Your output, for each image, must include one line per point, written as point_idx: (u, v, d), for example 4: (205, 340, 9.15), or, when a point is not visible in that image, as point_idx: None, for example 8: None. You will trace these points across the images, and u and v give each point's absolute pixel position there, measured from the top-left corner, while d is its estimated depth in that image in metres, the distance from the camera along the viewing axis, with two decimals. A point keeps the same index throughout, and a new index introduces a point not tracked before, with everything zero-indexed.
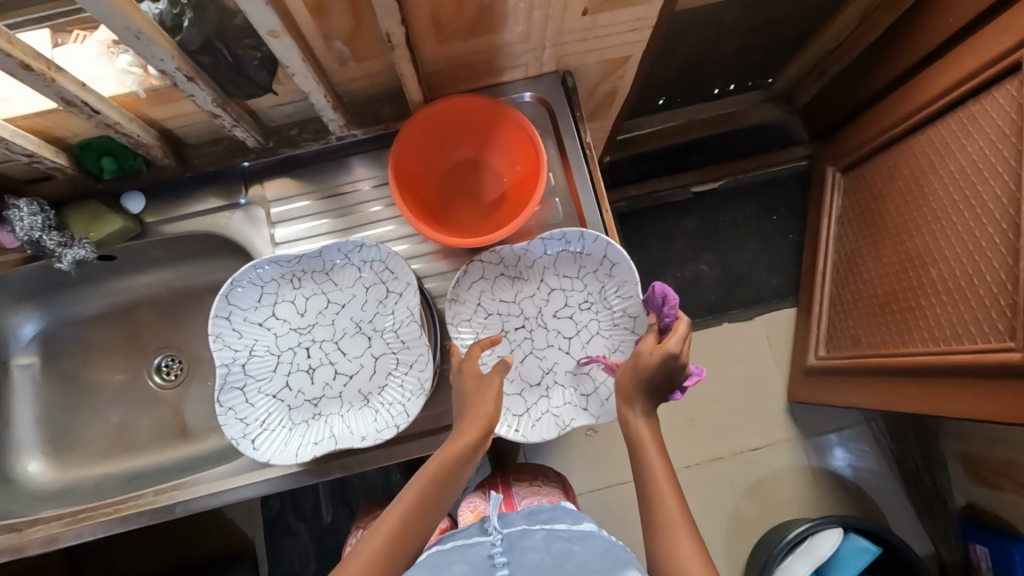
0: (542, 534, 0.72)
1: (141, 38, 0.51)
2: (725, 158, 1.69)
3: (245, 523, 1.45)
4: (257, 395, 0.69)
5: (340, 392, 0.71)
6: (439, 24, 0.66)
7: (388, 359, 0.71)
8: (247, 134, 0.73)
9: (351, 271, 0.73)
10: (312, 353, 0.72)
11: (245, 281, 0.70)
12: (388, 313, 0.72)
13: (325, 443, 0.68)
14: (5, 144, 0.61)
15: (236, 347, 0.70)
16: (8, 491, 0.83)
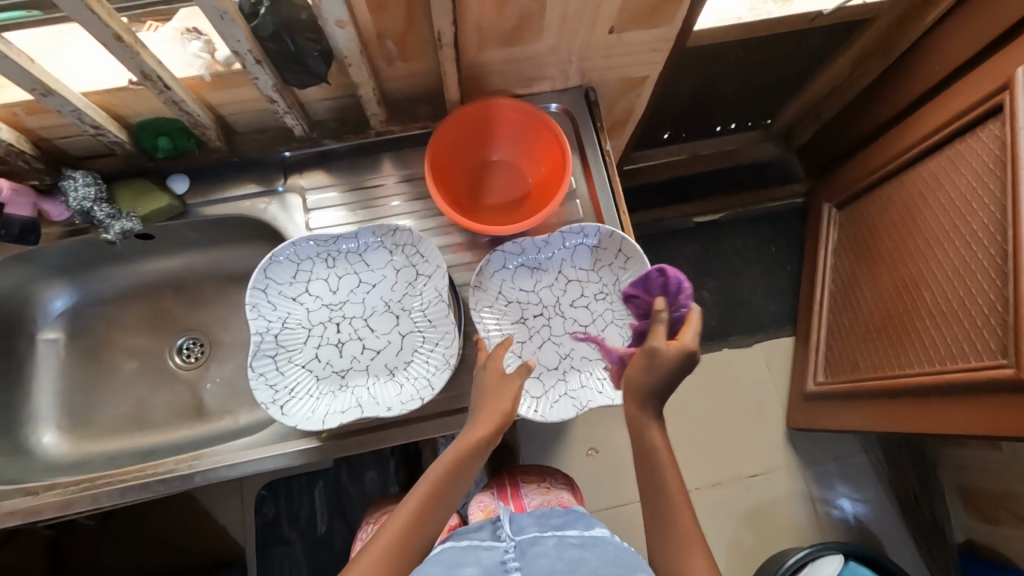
0: (553, 540, 0.67)
1: (225, 18, 0.57)
2: (726, 191, 1.77)
3: (237, 528, 1.42)
4: (286, 365, 0.72)
5: (367, 365, 0.74)
6: (482, 32, 0.73)
7: (415, 337, 0.75)
8: (295, 122, 0.78)
9: (382, 255, 0.77)
10: (342, 328, 0.75)
11: (281, 257, 0.73)
12: (417, 294, 0.76)
13: (351, 413, 0.71)
14: (78, 115, 0.67)
15: (269, 319, 0.73)
16: (23, 461, 0.84)
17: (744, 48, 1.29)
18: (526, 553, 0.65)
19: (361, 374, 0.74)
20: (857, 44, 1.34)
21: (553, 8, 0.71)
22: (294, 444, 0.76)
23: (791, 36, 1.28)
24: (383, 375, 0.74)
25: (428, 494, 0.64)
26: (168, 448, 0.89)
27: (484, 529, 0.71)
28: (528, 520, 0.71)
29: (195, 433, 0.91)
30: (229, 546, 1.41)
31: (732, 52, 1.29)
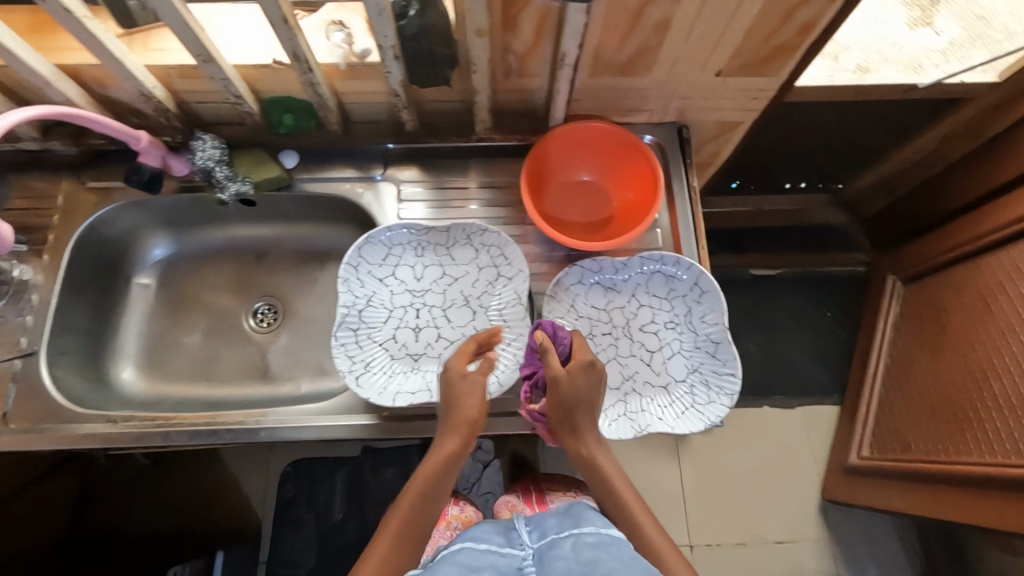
0: (570, 541, 0.62)
1: (382, 15, 0.64)
2: (784, 248, 1.73)
3: (258, 498, 1.44)
4: (365, 341, 0.77)
5: (439, 353, 0.79)
6: (597, 58, 0.77)
7: (488, 333, 0.79)
8: (409, 118, 0.84)
9: (467, 252, 0.82)
10: (421, 315, 0.81)
11: (377, 240, 0.79)
12: (495, 294, 0.81)
13: (420, 395, 0.75)
14: (227, 84, 0.74)
15: (357, 295, 0.78)
16: (105, 392, 0.90)
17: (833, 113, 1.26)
18: (544, 560, 0.61)
19: (432, 361, 0.79)
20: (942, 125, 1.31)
21: (671, 43, 0.75)
22: (353, 418, 0.79)
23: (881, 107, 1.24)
24: (452, 364, 0.79)
25: (413, 510, 0.62)
26: (230, 403, 0.94)
27: (500, 528, 0.67)
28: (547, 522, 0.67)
29: (257, 393, 0.95)
30: (247, 514, 1.43)
31: (820, 114, 1.26)
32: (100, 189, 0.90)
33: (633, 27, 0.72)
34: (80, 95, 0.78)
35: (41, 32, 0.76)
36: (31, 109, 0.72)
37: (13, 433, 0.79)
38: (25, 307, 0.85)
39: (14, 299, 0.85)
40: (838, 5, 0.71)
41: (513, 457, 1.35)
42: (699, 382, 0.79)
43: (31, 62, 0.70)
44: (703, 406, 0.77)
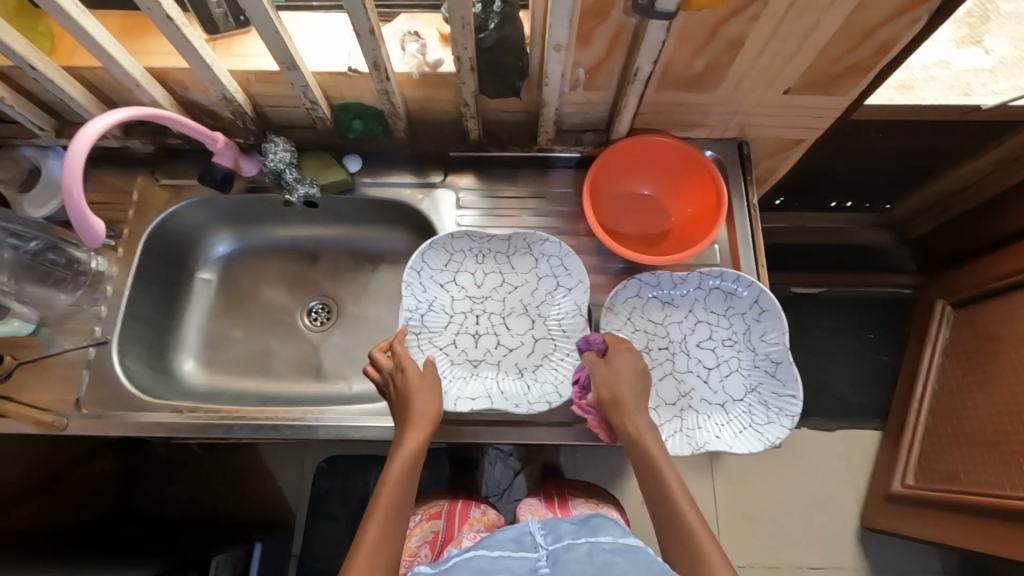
0: (588, 547, 0.62)
1: (465, 28, 0.65)
2: (829, 268, 1.61)
3: (292, 491, 1.44)
4: (427, 345, 0.79)
5: (498, 361, 0.80)
6: (666, 74, 0.77)
7: (547, 343, 0.81)
8: (474, 127, 0.85)
9: (527, 261, 0.83)
10: (481, 321, 0.82)
11: (440, 246, 0.81)
12: (554, 304, 0.82)
13: (480, 401, 0.76)
14: (304, 90, 0.76)
15: (419, 299, 0.79)
16: (168, 382, 0.93)
17: (887, 133, 1.13)
18: (558, 562, 0.60)
19: (491, 367, 0.80)
20: (993, 151, 1.21)
21: (743, 61, 0.75)
22: None
23: (932, 125, 1.11)
24: (511, 372, 0.80)
25: (391, 507, 0.65)
26: (285, 399, 0.96)
27: (511, 533, 0.65)
28: (564, 528, 0.66)
29: (311, 391, 0.97)
30: (280, 507, 1.43)
31: (875, 134, 1.14)
32: (172, 186, 0.93)
33: (707, 44, 0.72)
34: (164, 98, 0.81)
35: (133, 35, 0.80)
36: (127, 112, 0.71)
37: (85, 418, 0.82)
38: (99, 297, 0.88)
39: (90, 289, 0.88)
40: (921, 26, 0.69)
41: (544, 467, 1.31)
42: (757, 401, 0.78)
43: (125, 64, 0.73)
44: (761, 427, 0.77)
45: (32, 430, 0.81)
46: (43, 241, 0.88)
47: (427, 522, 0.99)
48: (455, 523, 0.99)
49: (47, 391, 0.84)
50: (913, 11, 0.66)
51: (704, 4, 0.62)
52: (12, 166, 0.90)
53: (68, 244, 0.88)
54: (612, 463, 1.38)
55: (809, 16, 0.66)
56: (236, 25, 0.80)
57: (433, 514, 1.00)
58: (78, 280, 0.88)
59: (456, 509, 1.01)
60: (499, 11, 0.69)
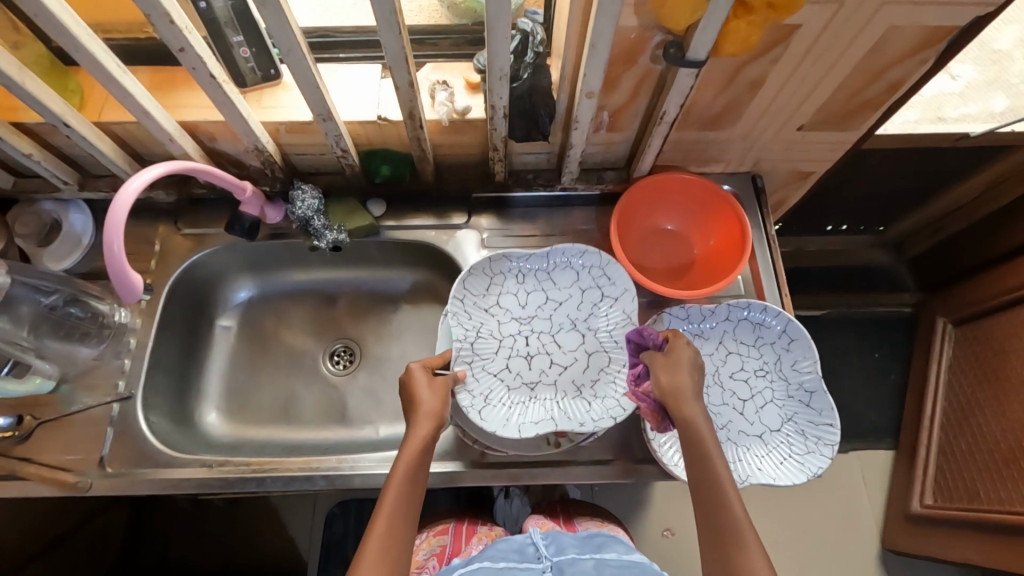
0: (592, 561, 0.73)
1: (502, 79, 0.67)
2: (827, 290, 1.59)
3: (305, 539, 1.35)
4: (482, 374, 0.79)
5: (554, 381, 0.81)
6: (687, 115, 0.80)
7: (600, 355, 0.81)
8: (501, 169, 0.87)
9: (570, 275, 0.83)
10: (531, 342, 0.83)
11: (481, 270, 0.81)
12: (602, 316, 0.83)
13: (544, 424, 0.77)
14: (337, 139, 0.78)
15: (467, 327, 0.80)
16: (192, 434, 0.91)
17: (884, 156, 1.14)
18: (563, 572, 0.72)
19: (548, 388, 0.81)
20: (992, 168, 1.21)
21: (761, 100, 0.78)
22: (444, 465, 0.79)
23: (933, 152, 1.13)
24: (569, 391, 0.81)
25: (399, 504, 0.62)
26: (310, 446, 0.94)
27: (513, 544, 0.77)
28: (568, 541, 0.77)
29: (337, 437, 0.95)
30: (294, 556, 1.34)
31: (872, 158, 1.14)
32: (195, 235, 0.93)
33: (726, 87, 0.75)
34: (194, 150, 0.82)
35: (165, 89, 0.80)
36: (164, 166, 0.73)
37: (108, 477, 0.80)
38: (123, 350, 0.87)
39: (113, 342, 0.87)
40: (928, 65, 0.73)
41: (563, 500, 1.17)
42: (794, 431, 0.80)
43: (160, 119, 0.73)
44: (801, 457, 0.78)
45: (55, 492, 0.79)
46: (64, 294, 0.85)
47: (435, 537, 0.97)
48: (463, 537, 0.95)
49: (69, 450, 0.81)
50: (921, 53, 0.70)
51: (731, 51, 0.65)
52: (33, 220, 0.89)
53: (89, 297, 0.86)
54: (634, 494, 1.36)
55: (825, 58, 0.70)
56: (264, 78, 0.80)
57: (441, 529, 0.98)
58: (101, 334, 0.86)
59: (463, 525, 0.98)
60: (531, 62, 0.74)
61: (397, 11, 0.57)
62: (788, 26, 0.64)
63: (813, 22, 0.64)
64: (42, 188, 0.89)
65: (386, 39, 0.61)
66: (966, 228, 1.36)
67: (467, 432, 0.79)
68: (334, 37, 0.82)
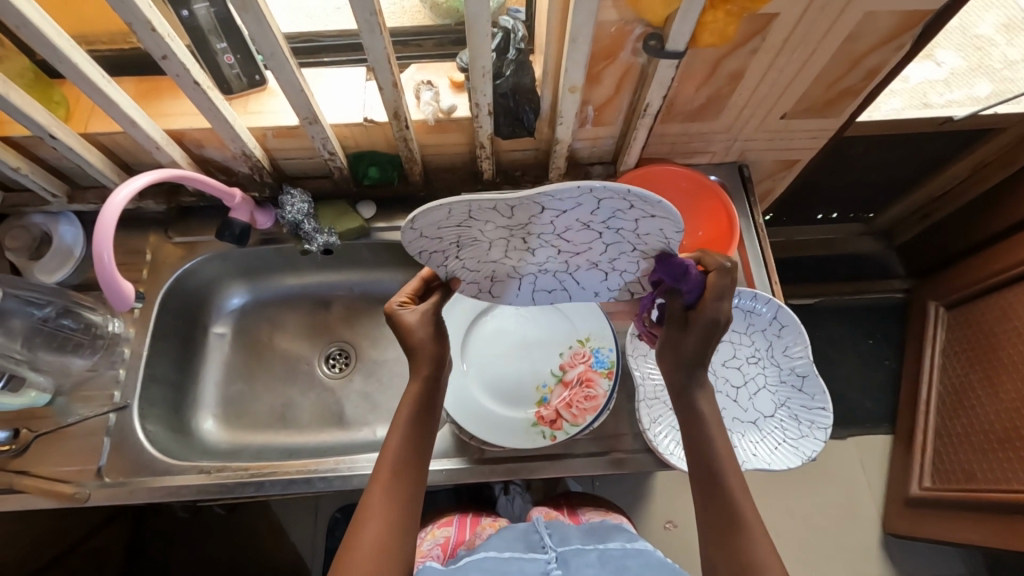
0: (596, 553, 0.74)
1: (485, 76, 0.67)
2: (820, 280, 1.60)
3: (308, 546, 1.34)
4: (476, 265, 0.62)
5: (567, 263, 0.62)
6: (671, 107, 0.81)
7: (624, 247, 0.58)
8: (488, 167, 0.88)
9: (576, 191, 0.48)
10: (529, 241, 0.57)
11: (430, 208, 0.50)
12: (630, 218, 0.52)
13: (558, 293, 0.68)
14: (324, 142, 0.78)
15: (438, 244, 0.57)
16: (190, 442, 0.91)
17: (869, 144, 1.14)
18: (569, 563, 0.71)
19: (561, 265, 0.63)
20: (977, 153, 1.21)
21: (743, 90, 0.79)
22: (442, 464, 0.80)
23: (916, 138, 1.14)
24: (586, 265, 0.63)
25: (402, 457, 0.61)
26: (308, 451, 0.95)
27: (516, 537, 0.77)
28: (574, 536, 0.78)
29: (335, 440, 0.96)
30: (297, 563, 1.34)
31: (856, 146, 1.15)
32: (187, 244, 0.93)
33: (708, 78, 0.76)
34: (182, 157, 0.82)
35: (151, 98, 0.81)
36: (150, 175, 0.73)
37: (106, 487, 0.80)
38: (117, 360, 0.86)
39: (107, 353, 0.87)
40: (906, 50, 0.74)
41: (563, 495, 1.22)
42: (788, 416, 0.81)
43: (146, 128, 0.73)
44: (795, 441, 0.79)
45: (53, 503, 0.79)
46: (56, 306, 0.85)
47: (439, 529, 0.96)
48: (467, 527, 0.95)
49: (67, 461, 0.81)
50: (898, 37, 0.71)
51: (709, 42, 0.66)
52: (23, 234, 0.88)
53: (82, 308, 0.87)
54: (635, 487, 1.36)
55: (803, 46, 0.71)
56: (250, 85, 0.80)
57: (444, 522, 0.98)
58: (95, 344, 0.86)
59: (467, 517, 0.98)
60: (513, 59, 0.75)
61: (377, 12, 0.58)
62: (766, 15, 0.65)
63: (789, 11, 0.65)
64: (32, 203, 0.89)
65: (368, 41, 0.61)
66: (955, 212, 1.36)
67: (464, 429, 0.80)
68: (318, 42, 0.83)
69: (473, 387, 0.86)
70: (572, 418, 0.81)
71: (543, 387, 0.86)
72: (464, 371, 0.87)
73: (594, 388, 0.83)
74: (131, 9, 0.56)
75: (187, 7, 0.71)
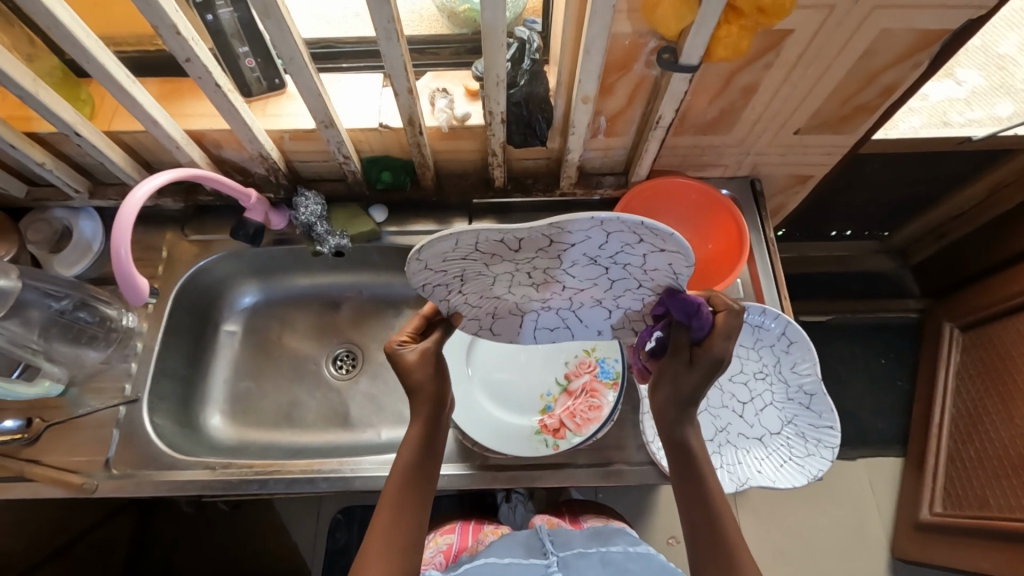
0: (598, 556, 0.74)
1: (498, 85, 0.68)
2: (834, 297, 1.57)
3: (309, 546, 1.35)
4: (478, 300, 0.61)
5: (570, 298, 0.60)
6: (683, 120, 0.81)
7: (632, 281, 0.57)
8: (500, 174, 0.89)
9: (588, 223, 0.47)
10: (534, 276, 0.56)
11: (437, 240, 0.49)
12: (639, 253, 0.52)
13: (560, 331, 0.66)
14: (339, 145, 0.79)
15: (442, 277, 0.56)
16: (198, 438, 0.93)
17: (885, 161, 1.13)
18: (569, 567, 0.72)
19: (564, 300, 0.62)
20: (995, 173, 1.20)
21: (755, 106, 0.79)
22: (443, 468, 0.79)
23: (932, 156, 1.13)
24: (588, 301, 0.61)
25: (401, 493, 0.63)
26: (312, 450, 0.95)
27: (518, 541, 0.77)
28: (576, 539, 0.78)
29: (339, 440, 0.96)
30: (297, 563, 1.34)
31: (871, 163, 1.14)
32: (202, 242, 0.95)
33: (721, 92, 0.76)
34: (200, 157, 0.84)
35: (174, 98, 0.83)
36: (171, 173, 0.75)
37: (114, 478, 0.81)
38: (130, 354, 0.88)
39: (120, 347, 0.88)
40: (922, 69, 0.73)
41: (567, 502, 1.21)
42: (795, 434, 0.80)
43: (167, 126, 0.75)
44: (801, 459, 0.79)
45: (62, 493, 0.80)
46: (73, 299, 0.87)
47: (442, 536, 0.96)
48: (470, 534, 0.94)
49: (77, 451, 0.83)
50: (914, 56, 0.71)
51: (723, 56, 0.66)
52: (45, 228, 0.91)
53: (98, 301, 0.88)
54: (639, 500, 1.35)
55: (818, 62, 0.71)
56: (270, 88, 0.82)
57: (447, 530, 0.97)
58: (109, 337, 0.88)
59: (470, 524, 0.97)
60: (527, 69, 0.76)
61: (395, 20, 0.59)
62: (781, 31, 0.65)
63: (804, 27, 0.65)
64: (54, 197, 0.91)
65: (385, 47, 0.62)
66: (972, 233, 1.34)
67: (468, 435, 0.80)
68: (336, 47, 0.85)
69: (478, 393, 0.86)
70: (575, 427, 0.81)
71: (546, 396, 0.86)
72: (469, 377, 0.87)
73: (598, 398, 0.83)
74: (157, 12, 0.57)
75: (212, 11, 0.72)
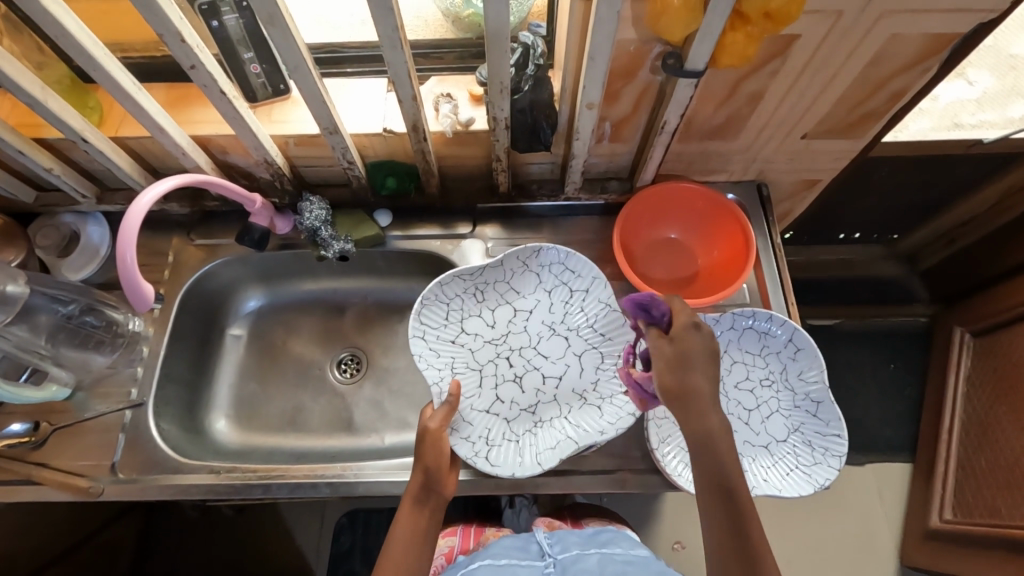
0: (596, 557, 0.74)
1: (503, 92, 0.68)
2: (842, 300, 1.55)
3: (314, 548, 1.35)
4: (475, 409, 0.81)
5: (551, 397, 0.84)
6: (689, 125, 0.81)
7: (590, 356, 0.84)
8: (504, 179, 0.88)
9: (532, 284, 0.86)
10: (512, 361, 0.85)
11: (427, 293, 0.81)
12: (577, 312, 0.85)
13: (561, 446, 0.78)
14: (343, 151, 0.79)
15: (438, 365, 0.82)
16: (202, 442, 0.93)
17: (893, 166, 1.12)
18: (566, 570, 0.72)
19: (548, 405, 0.83)
20: (1010, 176, 1.17)
21: (762, 111, 0.78)
22: None
23: (941, 161, 1.11)
24: (573, 400, 0.83)
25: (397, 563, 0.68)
26: (315, 454, 0.96)
27: (518, 541, 0.77)
28: (573, 542, 0.77)
29: (343, 446, 0.96)
30: (301, 565, 1.34)
31: (880, 168, 1.13)
32: (207, 246, 0.95)
33: (728, 97, 0.75)
34: (206, 162, 0.84)
35: (180, 105, 0.83)
36: (176, 180, 0.75)
37: (119, 483, 0.81)
38: (135, 358, 0.89)
39: (126, 351, 0.88)
40: (931, 74, 0.72)
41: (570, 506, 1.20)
42: (801, 442, 0.80)
43: (173, 133, 0.75)
44: (808, 468, 0.78)
45: (67, 497, 0.80)
46: (80, 304, 0.87)
47: (444, 539, 0.95)
48: (472, 538, 0.94)
49: (83, 455, 0.83)
50: (925, 61, 0.69)
51: (729, 63, 0.65)
52: (54, 233, 0.91)
53: (105, 306, 0.88)
54: (645, 504, 1.34)
55: (826, 68, 0.70)
56: (275, 94, 0.82)
57: (448, 532, 0.97)
58: (115, 342, 0.88)
59: (471, 528, 0.96)
60: (532, 75, 0.75)
61: (399, 28, 0.59)
62: (789, 35, 0.65)
63: (812, 32, 0.64)
64: (62, 202, 0.92)
65: (389, 55, 0.62)
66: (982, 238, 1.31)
67: None
68: (341, 52, 0.84)
69: None
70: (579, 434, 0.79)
71: None
72: None
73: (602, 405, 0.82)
74: (162, 21, 0.58)
75: (217, 18, 0.73)
